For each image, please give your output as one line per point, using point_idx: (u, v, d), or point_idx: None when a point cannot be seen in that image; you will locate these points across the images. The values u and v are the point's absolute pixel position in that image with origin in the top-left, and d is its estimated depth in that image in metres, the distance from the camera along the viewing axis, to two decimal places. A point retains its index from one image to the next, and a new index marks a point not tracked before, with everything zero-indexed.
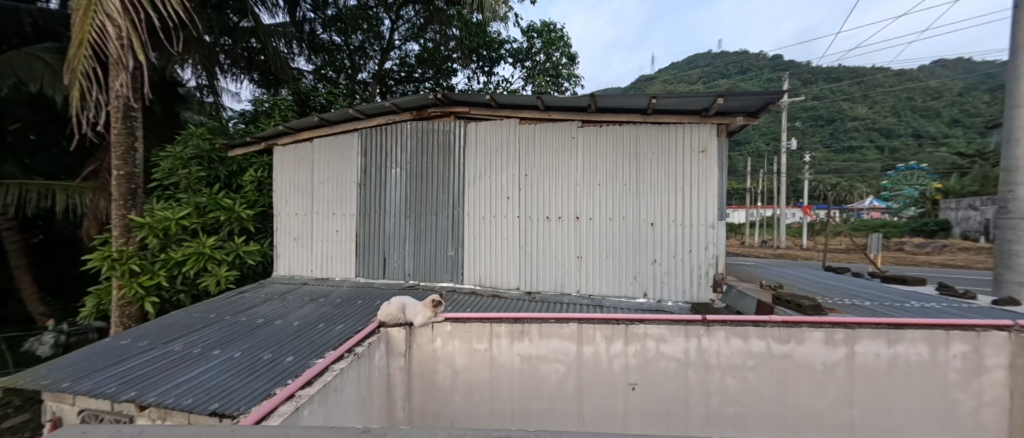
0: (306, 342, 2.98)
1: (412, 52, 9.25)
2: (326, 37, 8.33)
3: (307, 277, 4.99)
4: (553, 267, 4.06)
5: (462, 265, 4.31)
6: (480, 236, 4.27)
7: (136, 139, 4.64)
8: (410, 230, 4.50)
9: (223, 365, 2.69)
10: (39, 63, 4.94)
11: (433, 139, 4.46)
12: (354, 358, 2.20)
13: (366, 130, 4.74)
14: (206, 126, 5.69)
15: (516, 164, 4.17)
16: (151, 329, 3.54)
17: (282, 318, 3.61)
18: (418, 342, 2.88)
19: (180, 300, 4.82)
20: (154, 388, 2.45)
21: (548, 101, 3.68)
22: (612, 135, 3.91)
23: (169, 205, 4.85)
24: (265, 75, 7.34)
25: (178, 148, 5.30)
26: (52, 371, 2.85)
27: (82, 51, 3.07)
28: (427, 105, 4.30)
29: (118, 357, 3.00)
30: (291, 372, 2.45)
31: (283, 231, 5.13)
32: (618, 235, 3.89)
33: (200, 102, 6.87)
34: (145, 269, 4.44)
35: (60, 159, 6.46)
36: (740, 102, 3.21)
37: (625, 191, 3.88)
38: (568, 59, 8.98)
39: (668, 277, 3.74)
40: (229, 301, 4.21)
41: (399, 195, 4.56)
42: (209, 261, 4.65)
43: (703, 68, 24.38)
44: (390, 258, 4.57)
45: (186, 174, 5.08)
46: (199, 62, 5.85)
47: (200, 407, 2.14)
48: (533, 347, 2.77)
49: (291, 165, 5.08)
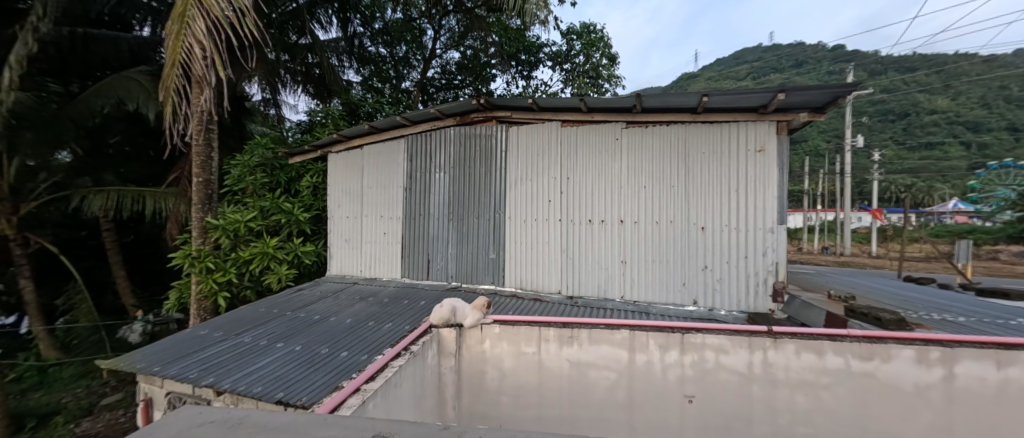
0: (359, 338, 3.14)
1: (453, 60, 9.58)
2: (373, 49, 8.78)
3: (357, 276, 5.26)
4: (596, 271, 3.97)
5: (503, 267, 4.35)
6: (521, 238, 4.28)
7: (212, 149, 5.15)
8: (452, 233, 4.61)
9: (285, 357, 2.89)
10: (134, 84, 5.61)
11: (476, 144, 4.54)
12: (410, 356, 2.28)
13: (412, 136, 4.92)
14: (268, 136, 6.20)
15: (559, 166, 4.14)
16: (224, 321, 3.89)
17: (335, 316, 3.82)
18: (466, 343, 2.93)
19: (246, 295, 5.24)
20: (228, 375, 2.69)
21: (588, 103, 3.64)
22: (659, 136, 3.77)
23: (239, 209, 5.33)
24: (319, 88, 7.78)
25: (246, 157, 5.80)
26: (143, 356, 3.21)
27: (174, 70, 3.35)
28: (470, 110, 4.38)
29: (197, 345, 3.33)
30: (349, 367, 2.59)
31: (335, 233, 5.45)
32: (664, 239, 3.73)
33: (263, 114, 7.39)
34: (219, 267, 4.92)
35: (148, 167, 7.31)
36: (804, 97, 2.97)
37: (673, 193, 3.71)
38: (607, 59, 8.85)
39: (720, 283, 3.53)
40: (289, 298, 4.55)
41: (443, 198, 4.69)
42: (272, 260, 5.06)
43: (751, 64, 22.89)
44: (434, 260, 4.70)
45: (253, 181, 5.57)
46: (263, 77, 6.44)
47: (268, 395, 2.33)
48: (582, 353, 2.72)
49: (343, 172, 5.40)
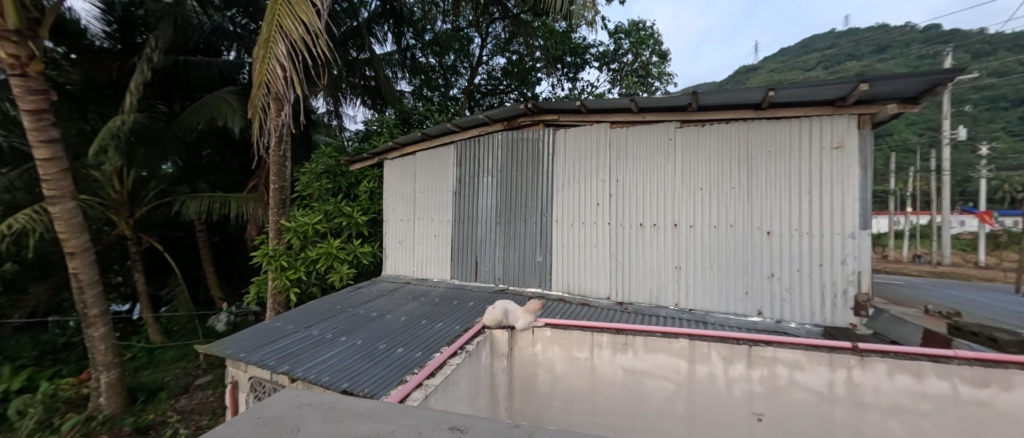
0: (413, 336, 3.29)
1: (499, 66, 9.77)
2: (424, 59, 9.14)
3: (410, 276, 5.51)
4: (647, 277, 3.82)
5: (550, 271, 4.33)
6: (568, 242, 4.24)
7: (286, 158, 5.70)
8: (500, 236, 4.68)
9: (348, 350, 3.12)
10: (223, 103, 6.37)
11: (524, 148, 4.59)
12: (466, 355, 2.36)
13: (461, 142, 5.09)
14: (331, 146, 6.72)
15: (608, 169, 4.05)
16: (295, 315, 4.28)
17: (391, 313, 4.04)
18: (518, 345, 2.96)
19: (313, 292, 5.72)
20: (300, 364, 2.96)
21: (639, 103, 3.52)
22: (717, 134, 3.55)
23: (307, 212, 5.85)
24: (375, 98, 8.29)
25: (313, 165, 6.33)
26: (231, 344, 3.62)
27: (260, 90, 3.77)
28: (517, 115, 4.42)
29: (274, 336, 3.69)
30: (406, 363, 2.72)
31: (390, 235, 5.77)
32: (724, 245, 3.50)
33: (327, 125, 7.98)
34: (291, 265, 5.43)
35: (233, 176, 8.26)
36: (893, 87, 2.64)
37: (733, 195, 3.48)
38: (657, 57, 8.54)
39: (790, 293, 3.24)
40: (349, 295, 4.90)
41: (491, 202, 4.78)
42: (335, 259, 5.51)
43: (821, 52, 20.79)
44: (482, 262, 4.81)
45: (319, 187, 6.09)
46: (328, 91, 7.00)
47: (335, 385, 2.53)
48: (637, 361, 2.63)
49: (397, 177, 5.71)
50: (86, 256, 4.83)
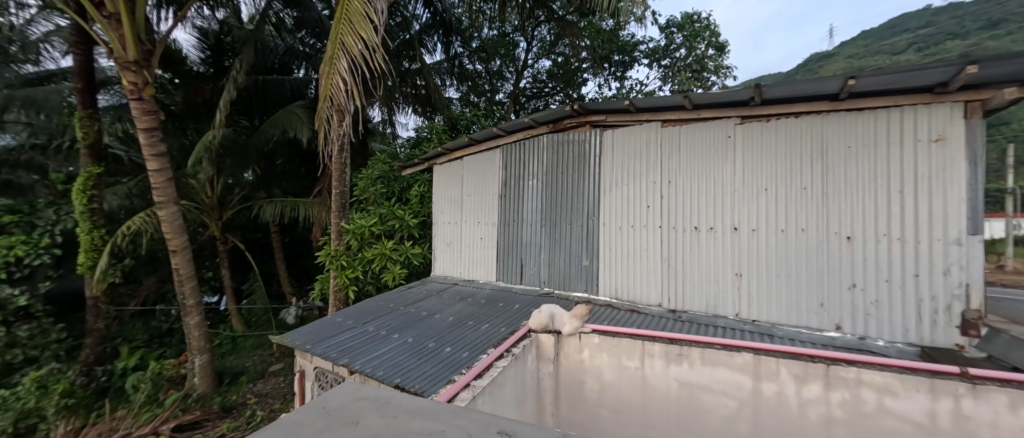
0: (460, 336, 3.37)
1: (544, 69, 9.79)
2: (471, 66, 9.40)
3: (458, 277, 5.67)
4: (703, 283, 3.58)
5: (597, 275, 4.23)
6: (616, 246, 4.11)
7: (346, 165, 6.14)
8: (545, 239, 4.66)
9: (400, 347, 3.27)
10: (294, 116, 7.04)
11: (569, 151, 4.53)
12: (512, 358, 2.37)
13: (506, 146, 5.15)
14: (386, 152, 7.13)
15: (659, 170, 3.87)
16: (353, 311, 4.58)
17: (440, 313, 4.18)
18: (565, 351, 2.92)
19: (369, 290, 6.09)
20: (358, 358, 3.16)
21: (694, 99, 3.32)
22: (784, 129, 3.24)
23: (364, 215, 6.25)
24: (425, 106, 8.65)
25: (369, 171, 6.76)
26: (298, 336, 3.97)
27: (324, 104, 4.09)
28: (563, 117, 4.38)
29: (334, 330, 3.98)
30: (454, 362, 2.80)
31: (439, 238, 5.98)
32: (793, 251, 3.18)
33: (382, 133, 8.47)
34: (350, 264, 5.84)
35: (301, 182, 9.08)
36: (1013, 68, 2.24)
37: (804, 196, 3.14)
38: (713, 50, 8.04)
39: (875, 306, 2.86)
40: (401, 294, 5.15)
41: (536, 205, 4.78)
42: (388, 260, 5.84)
43: (910, 32, 18.25)
44: (527, 265, 4.81)
45: (374, 191, 6.49)
46: (383, 101, 7.45)
47: (389, 379, 2.66)
48: (693, 374, 2.47)
49: (446, 181, 5.91)
50: (185, 254, 5.56)
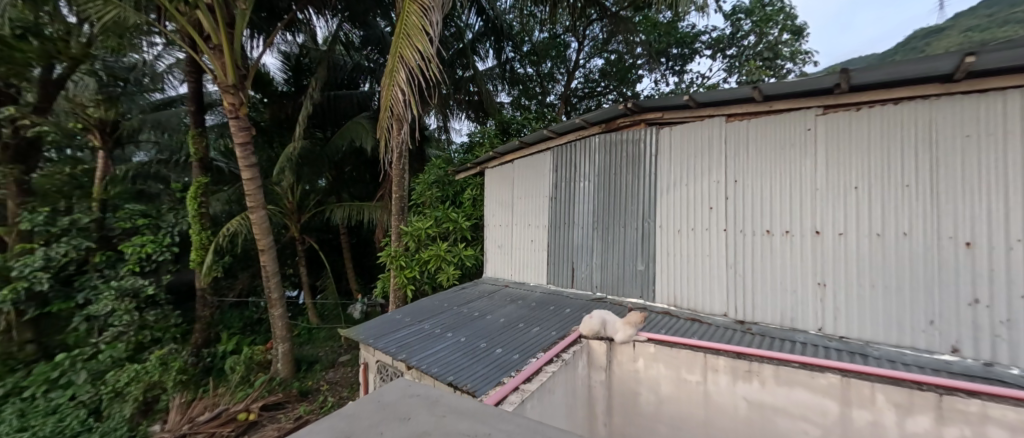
0: (511, 338, 3.39)
1: (596, 68, 9.59)
2: (522, 70, 9.49)
3: (508, 280, 5.73)
4: (777, 293, 3.23)
5: (653, 281, 4.01)
6: (674, 250, 3.87)
7: (405, 171, 6.51)
8: (597, 242, 4.53)
9: (453, 346, 3.38)
10: (360, 127, 7.64)
11: (623, 151, 4.36)
12: (562, 364, 2.33)
13: (557, 148, 5.10)
14: (441, 158, 7.45)
15: (722, 168, 3.57)
16: (411, 309, 4.83)
17: (491, 314, 4.25)
18: (617, 359, 2.81)
19: (425, 289, 6.39)
20: (414, 354, 3.32)
21: (765, 90, 3.01)
22: (877, 119, 2.80)
23: (420, 218, 6.58)
24: (478, 111, 8.89)
25: (425, 176, 7.09)
26: (363, 330, 4.28)
27: (385, 114, 4.36)
28: (616, 116, 4.24)
29: (394, 327, 4.22)
30: (505, 364, 2.82)
31: (491, 240, 6.09)
32: (892, 258, 2.73)
33: (437, 140, 8.86)
34: (408, 264, 6.17)
35: (366, 187, 9.81)
36: None
37: (906, 194, 2.69)
38: (789, 34, 7.25)
39: (1008, 327, 2.35)
40: (455, 294, 5.33)
41: (587, 207, 4.68)
42: (443, 261, 6.08)
43: None
44: (578, 268, 4.72)
45: (430, 195, 6.80)
46: (438, 109, 7.80)
47: (443, 377, 2.76)
48: (765, 394, 2.24)
49: (497, 185, 6.01)
50: (270, 253, 6.28)
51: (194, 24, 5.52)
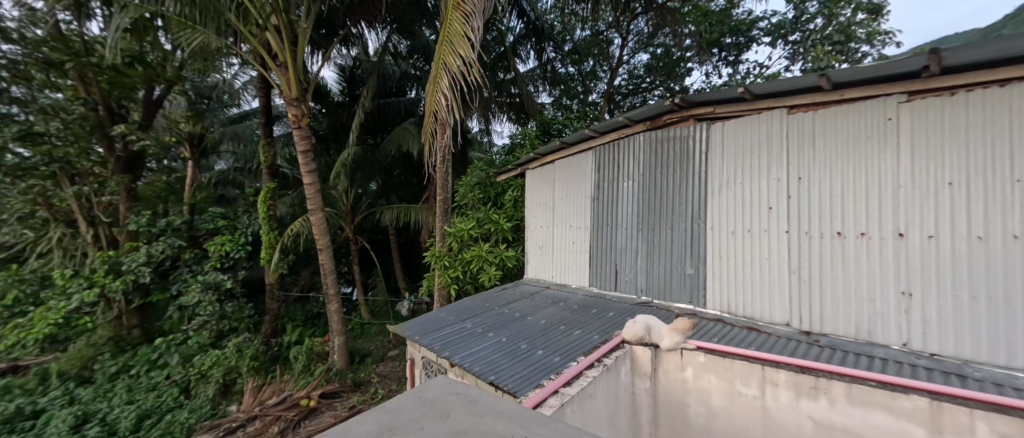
0: (552, 340, 3.37)
1: (642, 64, 9.26)
2: (564, 70, 9.40)
3: (549, 281, 5.69)
4: (849, 302, 2.90)
5: (704, 286, 3.78)
6: (728, 253, 3.62)
7: (448, 174, 6.71)
8: (642, 244, 4.37)
9: (495, 346, 3.42)
10: (407, 132, 8.00)
11: (669, 148, 4.16)
12: (604, 369, 2.27)
13: (599, 147, 4.98)
14: (483, 160, 7.58)
15: (784, 165, 3.28)
16: (455, 308, 4.97)
17: (532, 315, 4.25)
18: (663, 367, 2.68)
19: (468, 289, 6.54)
20: (457, 352, 3.41)
21: (834, 78, 2.72)
22: (978, 104, 2.41)
23: (463, 219, 6.74)
24: (519, 113, 8.93)
25: (468, 178, 7.25)
26: (410, 327, 4.48)
27: (430, 121, 4.55)
28: (662, 112, 4.05)
29: (438, 325, 4.37)
30: (546, 366, 2.81)
31: (532, 241, 6.09)
32: (999, 265, 2.33)
33: (480, 142, 9.03)
34: (451, 264, 6.35)
35: (413, 190, 10.26)
36: None
37: (1017, 191, 2.28)
38: (865, 13, 6.50)
39: None
40: (496, 294, 5.40)
41: (631, 208, 4.53)
42: (485, 261, 6.19)
43: None
44: (622, 271, 4.57)
45: (473, 197, 6.95)
46: (481, 112, 7.95)
47: (485, 376, 2.80)
48: (835, 414, 2.02)
49: (538, 186, 6.00)
50: (327, 252, 6.77)
51: (263, 44, 6.10)
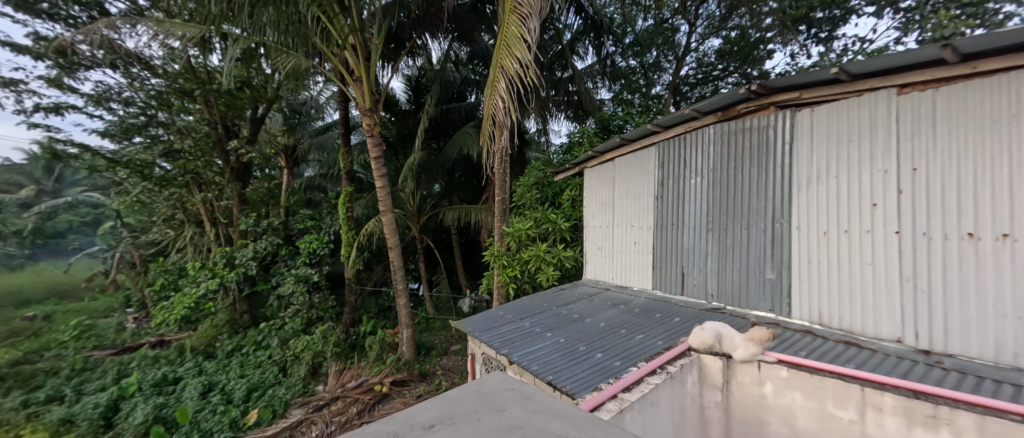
0: (612, 344, 3.27)
1: (712, 50, 8.54)
2: (624, 63, 9.06)
3: (609, 283, 5.51)
4: (985, 318, 2.37)
5: (788, 292, 3.38)
6: (818, 256, 3.19)
7: (506, 174, 6.83)
8: (713, 245, 4.04)
9: (552, 346, 3.41)
10: (467, 135, 8.32)
11: (745, 140, 3.79)
12: (667, 376, 2.15)
13: (663, 142, 4.71)
14: (540, 160, 7.59)
15: (892, 154, 2.78)
16: (513, 307, 5.05)
17: (591, 317, 4.16)
18: (737, 380, 2.45)
19: (526, 288, 6.60)
20: (516, 350, 3.47)
21: (966, 47, 2.22)
22: None
23: (521, 219, 6.81)
24: (577, 111, 8.77)
25: (526, 178, 7.29)
26: (471, 324, 4.65)
27: (487, 128, 4.70)
28: (735, 102, 3.70)
29: (497, 323, 4.48)
30: (605, 369, 2.74)
31: (591, 242, 5.95)
32: None
33: (538, 142, 9.05)
34: (509, 264, 6.46)
35: (473, 191, 10.62)
36: None
37: None
38: None
39: None
40: (555, 295, 5.38)
41: (700, 206, 4.21)
42: (543, 261, 6.20)
43: None
44: (689, 274, 4.28)
45: (531, 197, 6.99)
46: (538, 112, 7.96)
47: (543, 375, 2.82)
48: None
49: (597, 184, 5.84)
50: (397, 250, 7.30)
51: (342, 62, 6.78)
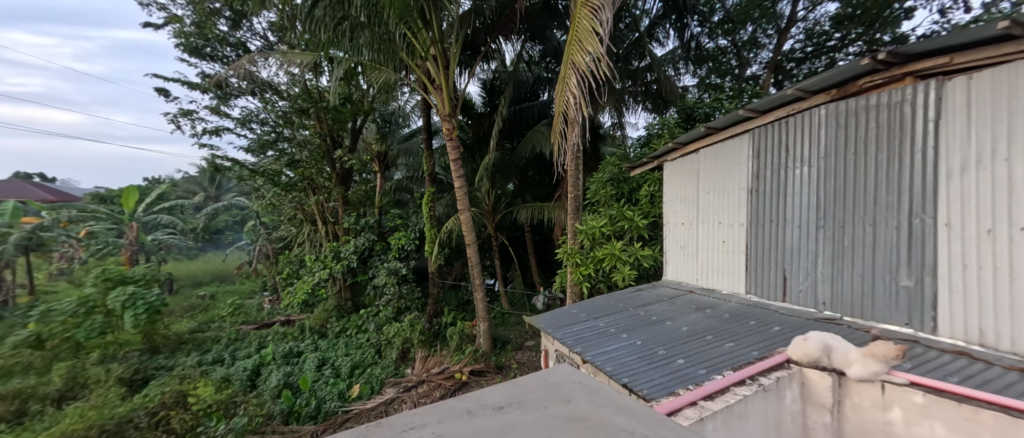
0: (695, 350, 3.03)
1: (827, 16, 7.29)
2: (712, 44, 8.32)
3: (694, 285, 5.09)
4: None
5: (932, 304, 2.74)
6: (978, 260, 2.52)
7: (578, 171, 6.72)
8: (825, 244, 3.49)
9: (628, 348, 3.29)
10: (539, 134, 8.39)
11: (869, 120, 3.18)
12: (759, 389, 1.93)
13: (759, 129, 4.19)
14: (616, 155, 7.30)
15: None
16: (587, 306, 4.98)
17: (672, 320, 3.91)
18: (854, 401, 2.10)
19: (600, 288, 6.43)
20: (589, 349, 3.42)
21: None
22: None
23: (595, 216, 6.64)
24: (657, 101, 8.19)
25: (600, 174, 7.07)
26: (544, 320, 4.71)
27: (558, 132, 4.69)
28: (856, 75, 3.11)
29: (570, 320, 4.47)
30: (687, 376, 2.56)
31: (672, 240, 5.57)
32: None
33: (613, 137, 8.73)
34: (583, 262, 6.35)
35: (546, 189, 10.67)
36: None
37: None
38: None
39: None
40: (631, 295, 5.15)
41: (808, 199, 3.66)
42: (618, 260, 5.99)
43: None
44: (794, 278, 3.76)
45: (605, 193, 6.78)
46: (613, 105, 7.66)
47: (617, 377, 2.75)
48: None
49: (679, 178, 5.41)
50: (474, 247, 7.71)
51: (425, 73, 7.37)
